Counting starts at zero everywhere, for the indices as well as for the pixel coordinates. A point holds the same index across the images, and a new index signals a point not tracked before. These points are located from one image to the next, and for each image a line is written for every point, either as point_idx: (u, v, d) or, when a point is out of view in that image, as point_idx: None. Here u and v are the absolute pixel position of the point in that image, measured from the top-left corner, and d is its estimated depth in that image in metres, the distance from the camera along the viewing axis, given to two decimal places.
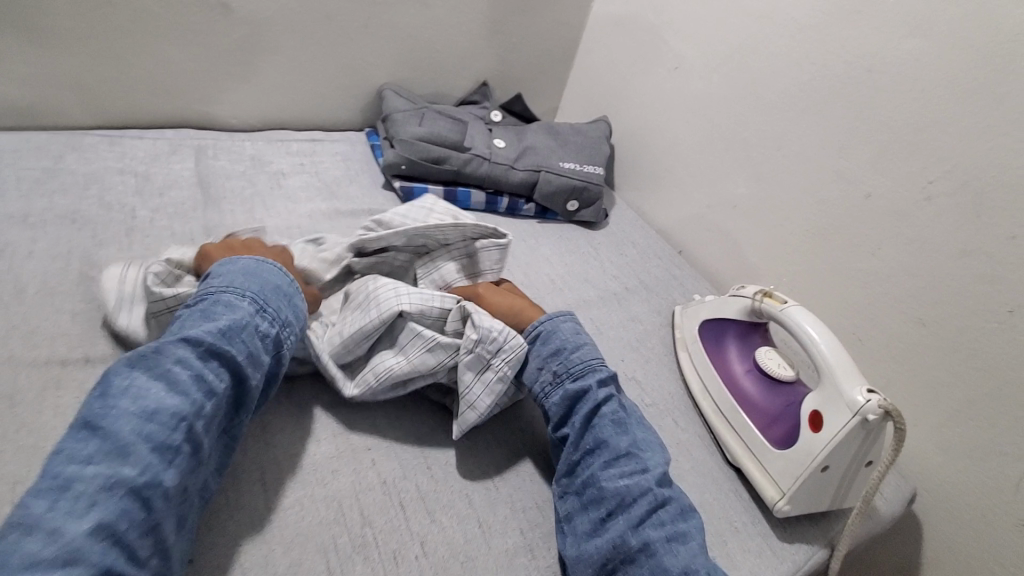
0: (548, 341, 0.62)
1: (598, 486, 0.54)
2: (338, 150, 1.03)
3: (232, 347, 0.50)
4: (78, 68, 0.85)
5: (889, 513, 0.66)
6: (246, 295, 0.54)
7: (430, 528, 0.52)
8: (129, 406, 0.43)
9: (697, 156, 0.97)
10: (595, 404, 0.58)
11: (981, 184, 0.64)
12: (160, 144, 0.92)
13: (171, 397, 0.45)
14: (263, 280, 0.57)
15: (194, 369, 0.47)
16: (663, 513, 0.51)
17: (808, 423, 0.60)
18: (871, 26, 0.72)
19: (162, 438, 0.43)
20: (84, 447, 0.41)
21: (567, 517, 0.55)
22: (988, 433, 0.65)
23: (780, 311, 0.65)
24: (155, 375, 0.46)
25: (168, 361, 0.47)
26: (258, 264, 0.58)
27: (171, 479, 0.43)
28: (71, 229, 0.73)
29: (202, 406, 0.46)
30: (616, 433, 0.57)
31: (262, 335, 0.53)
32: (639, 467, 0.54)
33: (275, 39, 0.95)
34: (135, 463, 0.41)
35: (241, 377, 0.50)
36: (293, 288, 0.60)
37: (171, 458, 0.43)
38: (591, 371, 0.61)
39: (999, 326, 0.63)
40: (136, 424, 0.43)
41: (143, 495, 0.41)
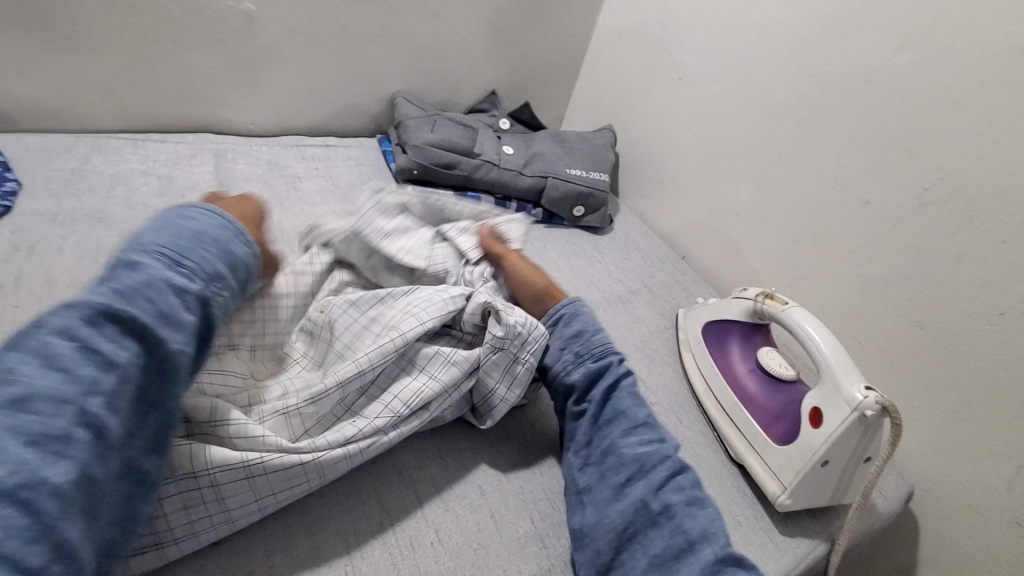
0: (570, 324, 0.67)
1: (618, 453, 0.56)
2: (351, 155, 1.06)
3: (129, 311, 0.40)
4: (105, 73, 0.88)
5: (887, 510, 0.68)
6: (152, 259, 0.44)
7: (444, 517, 0.54)
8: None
9: (700, 164, 1.00)
10: (616, 377, 0.61)
11: (974, 191, 0.66)
12: (182, 147, 0.95)
13: (49, 375, 0.36)
14: (177, 240, 0.47)
15: (78, 341, 0.38)
16: (682, 479, 0.54)
17: (808, 420, 0.62)
18: (868, 40, 0.74)
19: (43, 423, 0.35)
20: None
21: (586, 489, 0.56)
22: (983, 433, 0.67)
23: (781, 312, 0.68)
24: (28, 352, 0.37)
25: (47, 333, 0.38)
26: (178, 224, 0.49)
27: (62, 472, 0.34)
28: (99, 228, 0.76)
29: (97, 380, 0.38)
30: (635, 406, 0.60)
31: (178, 290, 0.44)
32: (657, 437, 0.58)
33: (294, 47, 0.98)
34: (3, 458, 0.33)
35: (153, 342, 0.41)
36: (227, 236, 0.51)
37: (58, 447, 0.35)
38: (611, 351, 0.64)
39: (991, 328, 0.65)
40: (7, 412, 0.34)
41: (19, 495, 0.32)
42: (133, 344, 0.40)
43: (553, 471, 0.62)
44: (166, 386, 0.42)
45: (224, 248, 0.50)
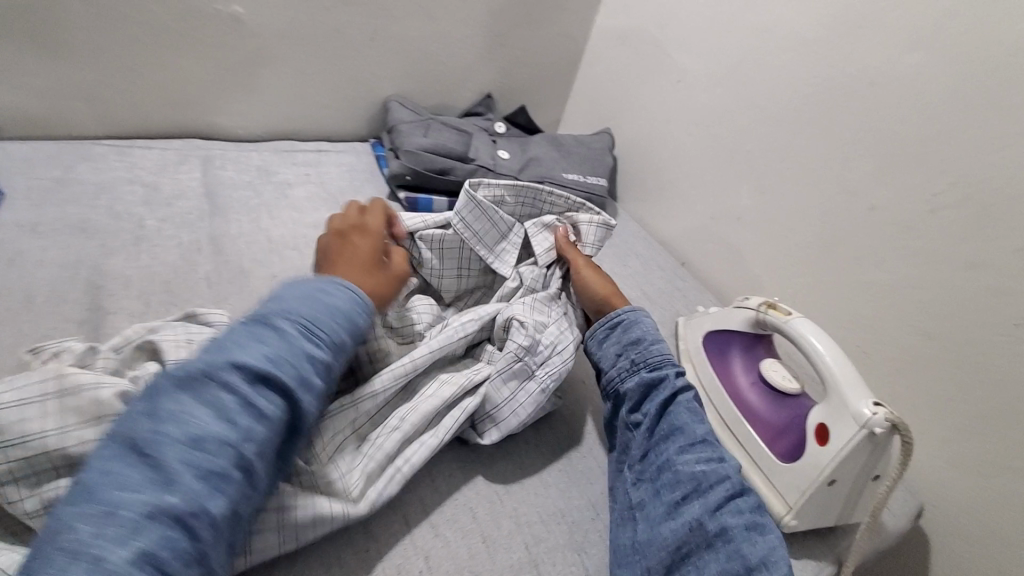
0: (628, 330, 0.65)
1: (674, 470, 0.55)
2: (343, 161, 1.04)
3: (282, 373, 0.42)
4: (90, 79, 0.86)
5: (897, 528, 0.65)
6: (298, 318, 0.46)
7: (435, 542, 0.52)
8: (176, 432, 0.37)
9: (701, 169, 0.98)
10: (673, 391, 0.60)
11: (987, 196, 0.64)
12: (169, 154, 0.93)
13: (217, 422, 0.39)
14: (320, 304, 0.48)
15: (243, 394, 0.40)
16: (740, 502, 0.53)
17: (813, 436, 0.59)
18: (874, 41, 0.72)
19: (208, 466, 0.37)
20: (132, 474, 0.36)
21: (639, 504, 0.55)
22: (997, 448, 0.65)
23: (785, 323, 0.65)
24: (202, 398, 0.39)
25: (219, 382, 0.40)
26: (321, 286, 0.50)
27: (219, 507, 0.37)
28: (81, 239, 0.74)
29: (251, 432, 0.40)
30: (692, 421, 0.58)
31: (317, 359, 0.45)
32: (715, 456, 0.56)
33: (285, 51, 0.96)
34: (180, 491, 0.36)
35: (295, 403, 0.43)
36: (354, 304, 0.51)
37: (219, 485, 0.38)
38: (668, 363, 0.63)
39: (1006, 339, 0.63)
40: (183, 451, 0.37)
41: (187, 523, 0.36)
42: (282, 401, 0.42)
43: (549, 491, 0.59)
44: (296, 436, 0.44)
45: (352, 316, 0.50)
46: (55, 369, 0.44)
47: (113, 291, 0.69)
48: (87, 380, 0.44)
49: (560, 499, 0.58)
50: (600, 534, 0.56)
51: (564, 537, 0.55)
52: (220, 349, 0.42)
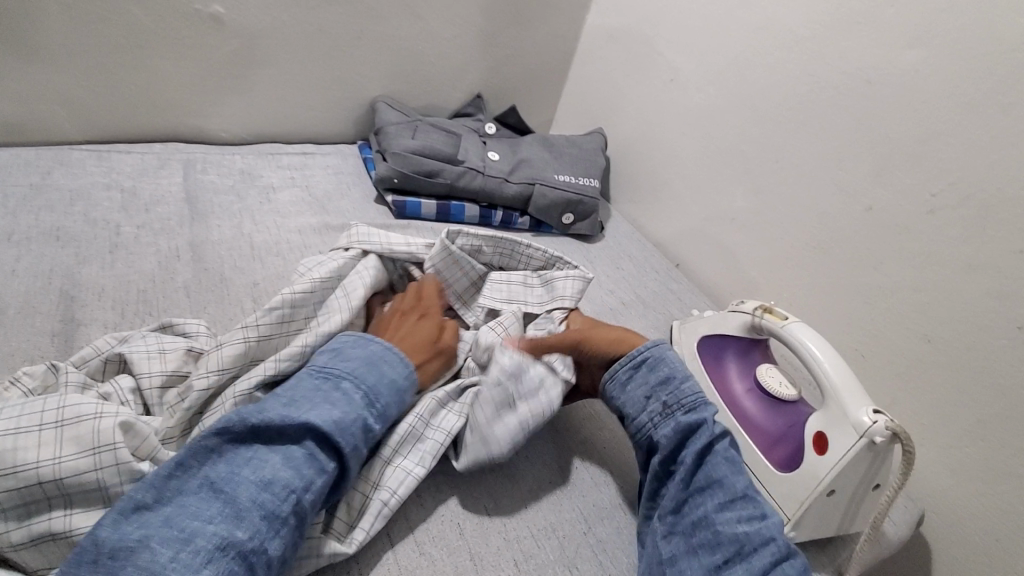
0: (655, 369, 0.59)
1: (714, 530, 0.49)
2: (329, 163, 1.02)
3: (345, 434, 0.46)
4: (67, 82, 0.83)
5: (898, 538, 0.64)
6: (362, 383, 0.50)
7: (420, 562, 0.49)
8: (250, 474, 0.42)
9: (694, 169, 0.96)
10: (711, 438, 0.53)
11: (986, 197, 0.62)
12: (149, 158, 0.90)
13: (285, 469, 0.43)
14: (383, 371, 0.52)
15: (309, 447, 0.45)
16: (788, 568, 0.47)
17: (812, 444, 0.58)
18: (870, 38, 0.71)
19: (273, 509, 0.41)
20: (207, 506, 0.40)
21: (671, 560, 0.50)
22: (1000, 454, 0.63)
23: (782, 327, 0.64)
24: (275, 448, 0.44)
25: (291, 434, 0.45)
26: (385, 351, 0.54)
27: (276, 548, 0.40)
28: (55, 247, 0.71)
29: (312, 483, 0.44)
30: (732, 473, 0.52)
31: (370, 426, 0.49)
32: (758, 514, 0.50)
33: (269, 52, 0.94)
34: (247, 528, 0.40)
35: (348, 461, 0.47)
36: (410, 377, 0.54)
37: (278, 527, 0.41)
38: (703, 405, 0.57)
39: (1009, 343, 0.61)
40: (254, 491, 0.41)
41: (248, 560, 0.39)
42: (339, 459, 0.46)
43: (539, 504, 0.57)
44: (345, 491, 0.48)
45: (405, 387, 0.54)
46: (56, 399, 0.44)
47: (87, 301, 0.66)
48: (87, 410, 0.44)
49: (550, 513, 0.56)
50: (592, 550, 0.54)
51: (555, 554, 0.53)
52: (293, 402, 0.46)
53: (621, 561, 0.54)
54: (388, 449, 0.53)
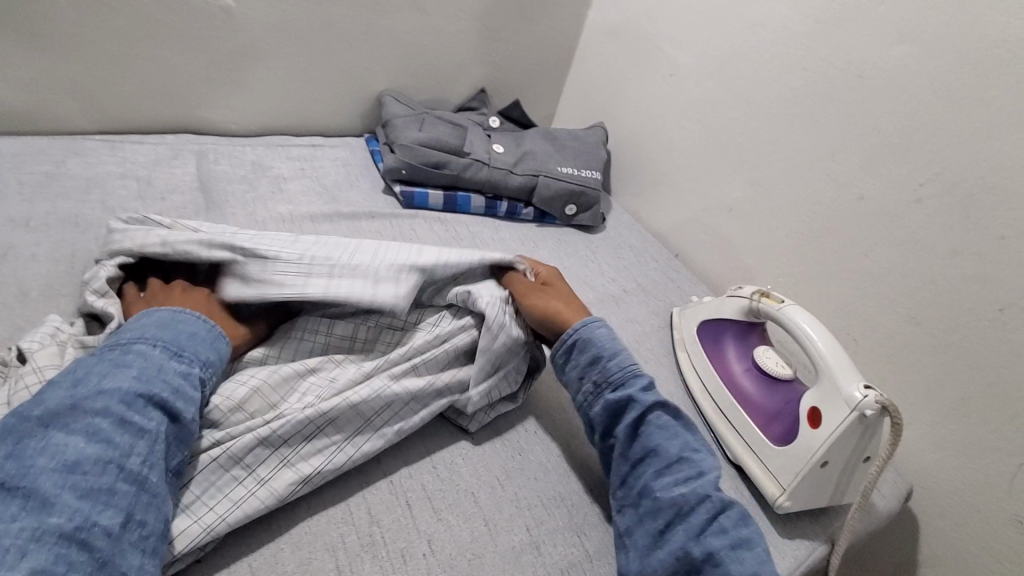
0: (585, 348, 0.61)
1: (654, 496, 0.52)
2: (338, 155, 1.04)
3: (155, 386, 0.46)
4: (79, 73, 0.85)
5: (887, 509, 0.67)
6: (160, 341, 0.50)
7: (437, 527, 0.52)
8: (48, 462, 0.40)
9: (693, 161, 0.99)
10: (641, 410, 0.56)
11: (969, 185, 0.65)
12: (161, 148, 0.92)
13: (91, 445, 0.42)
14: (180, 328, 0.52)
15: (116, 413, 0.43)
16: (724, 520, 0.50)
17: (807, 420, 0.61)
18: (862, 34, 0.74)
19: (90, 484, 0.40)
20: (3, 508, 0.37)
21: (627, 532, 0.53)
22: (982, 430, 0.66)
23: (777, 310, 0.67)
24: (70, 429, 0.42)
25: (88, 410, 0.43)
26: (177, 314, 0.54)
27: (109, 518, 0.40)
28: (74, 232, 0.73)
29: (130, 448, 0.43)
30: (667, 439, 0.55)
31: (185, 375, 0.49)
32: (695, 473, 0.53)
33: (277, 45, 0.96)
34: (61, 512, 0.38)
35: (173, 411, 0.47)
36: (214, 328, 0.55)
37: (106, 498, 0.40)
38: (632, 377, 0.59)
39: (989, 324, 0.65)
40: (58, 477, 0.39)
41: (77, 538, 0.38)
42: (160, 415, 0.46)
43: (548, 475, 0.60)
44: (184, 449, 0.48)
45: (215, 335, 0.54)
46: None
47: None
48: None
49: (559, 483, 0.59)
50: (599, 517, 0.57)
51: (564, 521, 0.56)
52: (78, 383, 0.45)
53: None
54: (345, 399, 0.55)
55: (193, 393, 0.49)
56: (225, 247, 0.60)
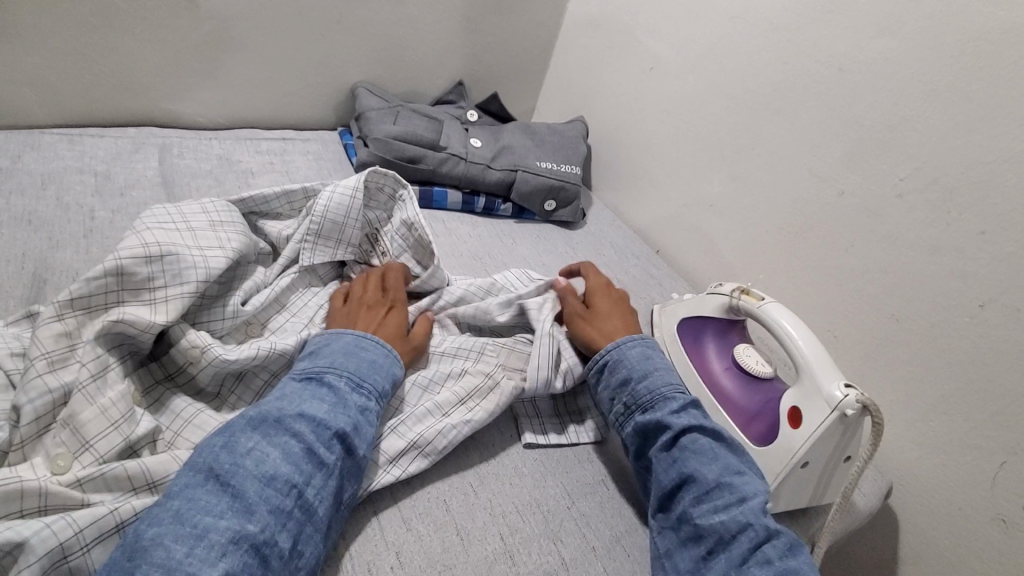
0: (616, 370, 0.61)
1: (693, 524, 0.50)
2: (310, 149, 1.01)
3: (339, 420, 0.49)
4: (35, 63, 0.81)
5: (867, 508, 0.67)
6: (345, 371, 0.53)
7: (406, 537, 0.50)
8: (252, 468, 0.44)
9: (674, 156, 0.97)
10: (673, 435, 0.54)
11: (950, 180, 0.64)
12: (122, 142, 0.88)
13: (286, 464, 0.45)
14: (363, 355, 0.55)
15: (308, 439, 0.47)
16: (769, 549, 0.47)
17: (787, 419, 0.60)
18: (843, 27, 0.73)
19: (279, 502, 0.43)
20: (215, 501, 0.41)
21: (666, 553, 0.51)
22: (960, 427, 0.66)
23: (758, 308, 0.66)
24: (274, 442, 0.46)
25: (288, 429, 0.47)
26: (360, 338, 0.57)
27: (287, 540, 0.42)
28: (26, 231, 0.69)
29: (312, 476, 0.46)
30: (702, 465, 0.52)
31: (366, 408, 0.52)
32: (737, 498, 0.50)
33: (247, 35, 0.92)
34: (257, 522, 0.41)
35: (352, 445, 0.49)
36: (390, 354, 0.58)
37: (286, 520, 0.43)
38: (663, 401, 0.58)
39: (969, 320, 0.64)
40: (258, 486, 0.43)
41: (261, 551, 0.40)
42: (340, 449, 0.48)
43: (524, 481, 0.58)
44: (354, 483, 0.49)
45: (391, 371, 0.56)
46: None
47: (60, 284, 0.65)
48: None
49: (535, 488, 0.57)
50: (576, 523, 0.55)
51: (539, 527, 0.54)
52: (282, 398, 0.49)
53: (603, 533, 0.55)
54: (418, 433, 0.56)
55: (368, 425, 0.52)
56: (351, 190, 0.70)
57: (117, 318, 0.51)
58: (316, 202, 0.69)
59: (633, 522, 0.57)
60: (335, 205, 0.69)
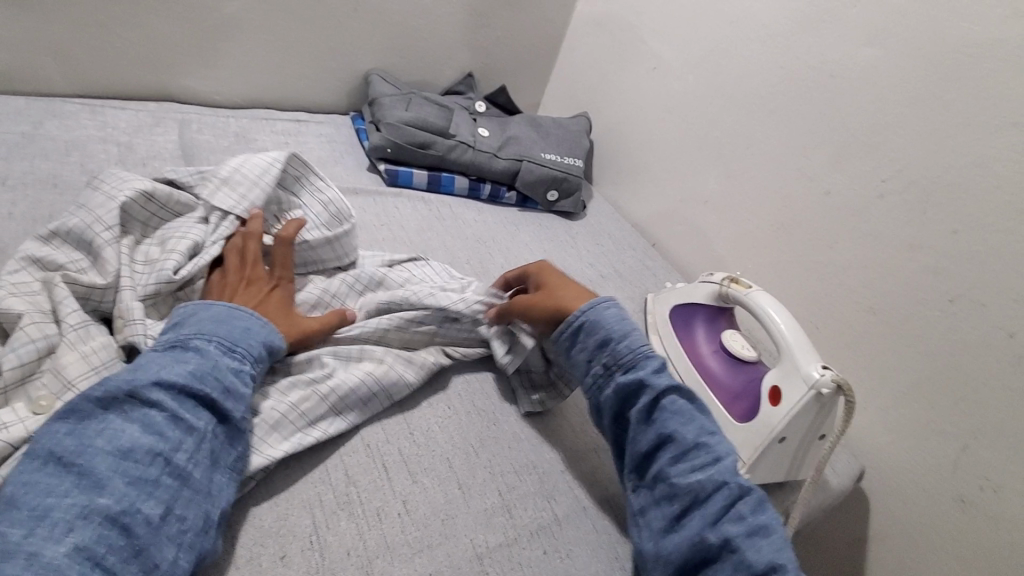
0: (593, 331, 0.60)
1: (670, 482, 0.52)
2: (323, 132, 1.04)
3: (206, 385, 0.47)
4: (62, 34, 0.84)
5: (838, 487, 0.72)
6: (214, 337, 0.51)
7: (412, 488, 0.54)
8: (104, 444, 0.41)
9: (672, 153, 1.02)
10: (654, 395, 0.55)
11: (928, 183, 0.69)
12: (142, 115, 0.91)
13: (146, 434, 0.43)
14: (234, 322, 0.53)
15: (171, 408, 0.45)
16: (742, 507, 0.49)
17: (768, 397, 0.64)
18: (835, 35, 0.77)
19: (138, 473, 0.41)
20: (59, 482, 0.39)
21: (642, 511, 0.54)
22: (929, 413, 0.71)
23: (745, 295, 0.70)
24: (129, 417, 0.43)
25: (145, 401, 0.44)
26: (233, 309, 0.55)
27: (153, 506, 0.41)
28: (52, 193, 0.72)
29: (179, 444, 0.44)
30: (681, 425, 0.54)
31: (238, 372, 0.50)
32: (711, 458, 0.52)
33: (264, 17, 0.95)
34: (110, 494, 0.39)
35: (222, 410, 0.48)
36: (269, 325, 0.56)
37: (151, 489, 0.41)
38: (644, 360, 0.58)
39: (940, 314, 0.69)
40: (112, 461, 0.41)
41: (121, 522, 0.39)
42: (207, 414, 0.47)
43: (521, 445, 0.62)
44: (233, 446, 0.48)
45: (268, 335, 0.55)
46: None
47: None
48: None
49: (531, 453, 0.61)
50: (568, 485, 0.59)
51: (535, 487, 0.58)
52: (140, 369, 0.46)
53: (594, 495, 0.59)
54: (337, 401, 0.56)
55: (242, 389, 0.50)
56: (265, 161, 0.70)
57: (54, 278, 0.54)
58: (224, 165, 0.68)
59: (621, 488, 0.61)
60: (248, 168, 0.69)
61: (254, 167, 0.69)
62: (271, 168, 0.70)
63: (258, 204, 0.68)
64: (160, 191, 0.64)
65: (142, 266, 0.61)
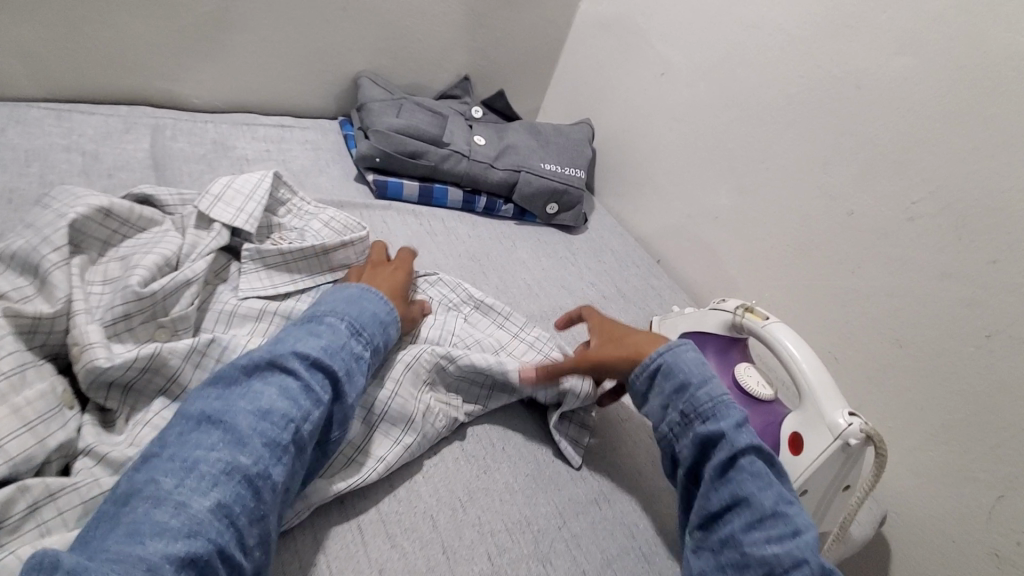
0: (671, 375, 0.55)
1: (742, 551, 0.46)
2: (309, 138, 0.98)
3: (335, 362, 0.48)
4: (23, 33, 0.77)
5: (860, 537, 0.66)
6: (346, 316, 0.52)
7: (390, 554, 0.48)
8: (246, 405, 0.43)
9: (680, 164, 0.96)
10: (731, 453, 0.50)
11: (964, 207, 0.63)
12: (113, 120, 0.85)
13: (283, 398, 0.44)
14: (364, 305, 0.55)
15: (305, 378, 0.46)
16: None
17: (787, 445, 0.58)
18: (863, 42, 0.71)
19: (274, 435, 0.42)
20: (206, 436, 0.41)
21: None
22: (961, 457, 0.65)
23: (762, 327, 0.64)
24: (269, 379, 0.45)
25: (283, 368, 0.46)
26: (363, 291, 0.56)
27: (280, 475, 0.41)
28: (4, 209, 0.66)
29: (309, 412, 0.45)
30: (760, 490, 0.48)
31: (362, 355, 0.51)
32: (790, 530, 0.46)
33: (247, 16, 0.89)
34: (250, 453, 0.41)
35: (343, 390, 0.48)
36: (391, 313, 0.57)
37: (281, 454, 0.42)
38: (724, 411, 0.52)
39: (975, 350, 0.63)
40: (254, 420, 0.42)
41: (255, 483, 0.40)
42: (331, 391, 0.48)
43: (514, 498, 0.56)
44: (341, 428, 0.49)
45: (386, 322, 0.56)
46: None
47: None
48: None
49: (525, 506, 0.55)
50: (566, 544, 0.53)
51: (528, 548, 0.52)
52: (280, 342, 0.49)
53: (595, 556, 0.53)
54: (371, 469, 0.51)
55: (360, 372, 0.51)
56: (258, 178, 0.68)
57: None
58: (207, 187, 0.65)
59: (624, 547, 0.55)
60: (237, 182, 0.66)
61: (250, 185, 0.67)
62: (262, 182, 0.68)
63: (257, 216, 0.66)
64: (117, 207, 0.58)
65: (99, 288, 0.54)
